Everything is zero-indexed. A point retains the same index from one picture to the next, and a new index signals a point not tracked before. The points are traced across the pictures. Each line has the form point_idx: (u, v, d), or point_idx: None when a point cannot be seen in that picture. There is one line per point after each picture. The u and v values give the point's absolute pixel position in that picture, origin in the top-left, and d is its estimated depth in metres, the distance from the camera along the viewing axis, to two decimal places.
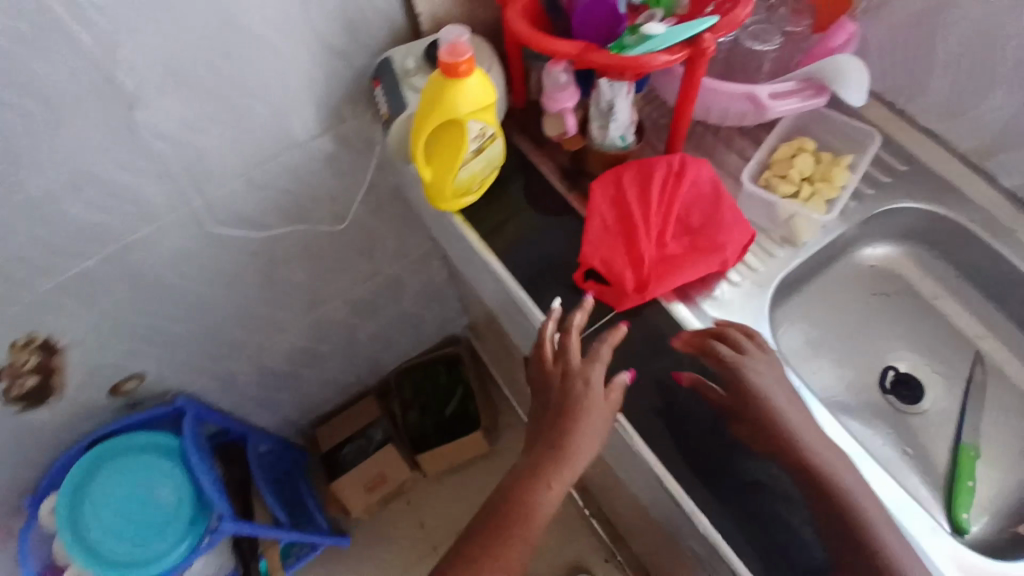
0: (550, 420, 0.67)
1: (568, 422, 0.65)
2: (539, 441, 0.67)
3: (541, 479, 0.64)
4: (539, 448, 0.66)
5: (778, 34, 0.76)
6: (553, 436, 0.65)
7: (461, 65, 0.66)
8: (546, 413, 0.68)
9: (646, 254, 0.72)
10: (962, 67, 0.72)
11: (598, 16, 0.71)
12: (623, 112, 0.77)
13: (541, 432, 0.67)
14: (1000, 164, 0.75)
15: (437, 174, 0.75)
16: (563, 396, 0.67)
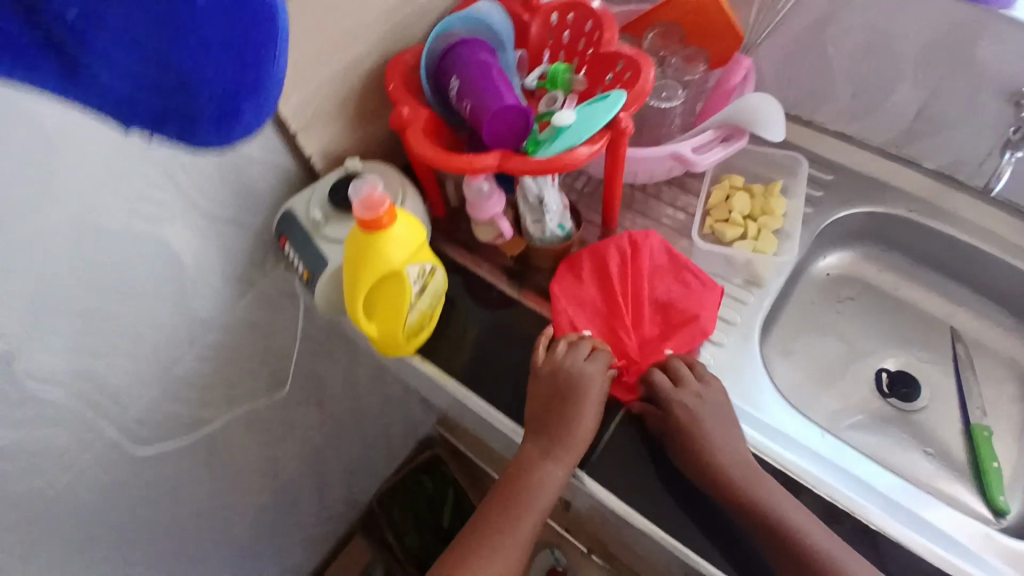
0: (549, 402, 0.64)
1: (571, 403, 0.63)
2: (540, 422, 0.64)
3: (550, 460, 0.62)
4: (540, 428, 0.63)
5: (679, 86, 0.76)
6: (557, 419, 0.63)
7: (383, 214, 0.59)
8: (544, 395, 0.65)
9: (628, 350, 0.69)
10: (861, 73, 0.74)
11: (507, 124, 0.67)
12: (554, 203, 0.74)
13: (540, 412, 0.64)
14: (917, 150, 0.78)
15: (385, 328, 0.66)
16: (562, 377, 0.64)
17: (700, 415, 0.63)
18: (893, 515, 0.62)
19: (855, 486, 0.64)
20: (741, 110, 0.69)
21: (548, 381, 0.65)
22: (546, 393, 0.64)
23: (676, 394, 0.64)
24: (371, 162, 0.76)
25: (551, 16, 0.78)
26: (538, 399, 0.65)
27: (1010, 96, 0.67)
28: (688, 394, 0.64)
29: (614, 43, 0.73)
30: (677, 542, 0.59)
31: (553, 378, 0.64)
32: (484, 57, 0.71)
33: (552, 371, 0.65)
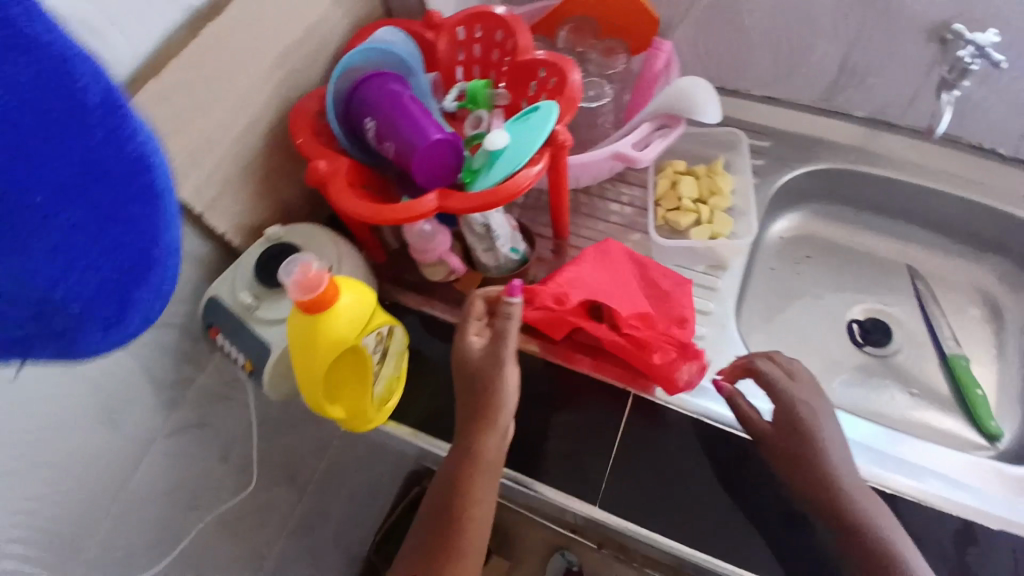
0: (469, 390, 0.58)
1: (490, 384, 0.57)
2: (466, 414, 0.58)
3: (480, 450, 0.56)
4: (466, 421, 0.58)
5: (605, 83, 0.76)
6: (480, 406, 0.57)
7: (324, 289, 0.53)
8: (465, 383, 0.59)
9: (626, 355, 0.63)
10: (778, 33, 0.74)
11: (438, 159, 0.62)
12: (503, 227, 0.69)
13: (464, 402, 0.59)
14: (846, 100, 0.78)
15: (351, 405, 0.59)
16: (478, 359, 0.59)
17: (820, 413, 0.58)
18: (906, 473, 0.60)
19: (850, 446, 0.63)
20: (675, 98, 0.68)
21: (465, 368, 0.59)
22: (462, 380, 0.59)
23: (796, 391, 0.58)
24: (296, 225, 0.69)
25: (457, 31, 0.72)
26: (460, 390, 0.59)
27: (931, 35, 0.67)
28: (812, 393, 0.59)
29: (531, 50, 0.69)
30: (703, 554, 0.55)
31: (470, 363, 0.59)
32: (395, 90, 0.65)
33: (467, 356, 0.59)
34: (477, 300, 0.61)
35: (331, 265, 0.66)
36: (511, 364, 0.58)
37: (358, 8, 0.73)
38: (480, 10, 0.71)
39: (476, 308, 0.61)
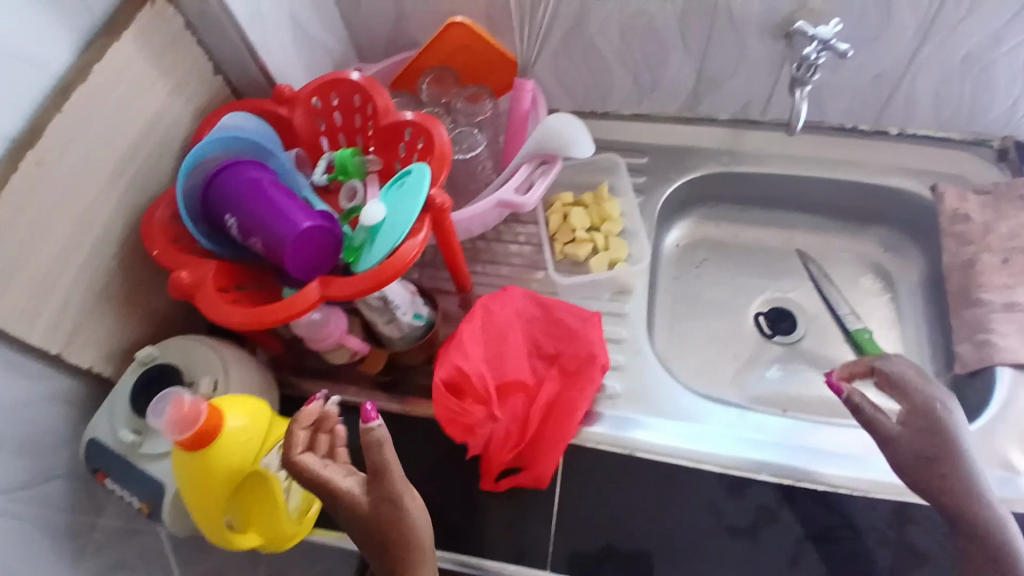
0: (372, 546, 0.46)
1: (396, 532, 0.45)
2: (380, 569, 0.46)
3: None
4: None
5: (474, 132, 0.74)
6: (393, 559, 0.45)
7: (205, 419, 0.50)
8: (360, 536, 0.46)
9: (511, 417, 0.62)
10: (636, 53, 0.75)
11: (311, 247, 0.58)
12: (400, 296, 0.66)
13: (369, 557, 0.47)
14: (709, 105, 0.80)
15: (264, 530, 0.54)
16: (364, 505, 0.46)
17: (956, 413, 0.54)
18: (833, 466, 0.62)
19: (777, 445, 0.64)
20: (546, 135, 0.68)
21: (353, 520, 0.46)
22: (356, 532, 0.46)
23: (931, 389, 0.55)
24: (175, 339, 0.63)
25: (312, 101, 0.69)
26: (359, 542, 0.47)
27: (777, 32, 0.69)
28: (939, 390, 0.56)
29: (392, 110, 0.66)
30: None
31: (358, 513, 0.46)
32: (254, 178, 0.61)
33: (347, 507, 0.46)
34: (298, 442, 0.48)
35: (217, 377, 0.61)
36: (411, 493, 0.46)
37: (200, 94, 0.68)
38: (332, 78, 0.68)
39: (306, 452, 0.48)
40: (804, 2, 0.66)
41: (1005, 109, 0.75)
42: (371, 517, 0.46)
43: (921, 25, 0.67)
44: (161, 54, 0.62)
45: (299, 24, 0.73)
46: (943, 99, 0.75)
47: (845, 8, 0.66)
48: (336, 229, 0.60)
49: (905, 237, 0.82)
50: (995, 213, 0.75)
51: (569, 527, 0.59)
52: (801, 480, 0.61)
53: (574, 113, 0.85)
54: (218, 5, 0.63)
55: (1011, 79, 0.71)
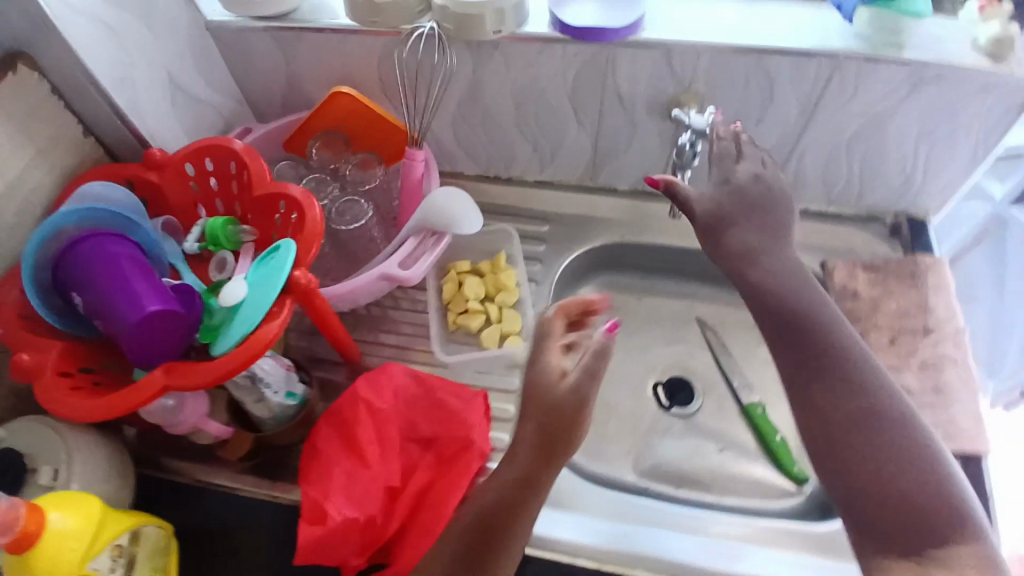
0: (558, 429, 0.50)
1: (564, 431, 0.50)
2: (516, 480, 0.49)
3: (503, 552, 0.48)
4: (500, 501, 0.49)
5: (363, 203, 0.72)
6: (538, 475, 0.50)
7: (22, 523, 0.49)
8: (524, 446, 0.50)
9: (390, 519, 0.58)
10: (532, 123, 0.75)
11: (160, 332, 0.55)
12: (271, 374, 0.63)
13: (506, 480, 0.50)
14: (607, 175, 0.80)
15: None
16: (581, 397, 0.50)
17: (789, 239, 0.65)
18: (704, 559, 0.60)
19: (658, 539, 0.62)
20: (430, 209, 0.66)
21: (563, 406, 0.49)
22: (545, 403, 0.50)
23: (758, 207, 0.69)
24: (23, 421, 0.60)
25: (186, 167, 0.66)
26: (520, 452, 0.50)
27: (664, 111, 0.70)
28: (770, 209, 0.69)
29: (268, 181, 0.64)
30: None
31: (570, 406, 0.49)
32: (110, 252, 0.58)
33: (552, 380, 0.51)
34: (557, 319, 0.54)
35: (59, 467, 0.59)
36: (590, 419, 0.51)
37: (68, 159, 0.64)
38: (204, 144, 0.66)
39: (555, 326, 0.54)
40: (688, 84, 0.67)
41: (897, 187, 0.75)
42: (568, 401, 0.49)
43: (804, 109, 0.68)
44: (23, 122, 0.59)
45: (180, 85, 0.71)
46: (831, 178, 0.76)
47: (729, 90, 0.67)
48: (189, 313, 0.57)
49: None
50: (885, 290, 0.75)
51: None
52: None
53: (478, 177, 0.84)
54: (82, 75, 0.60)
55: (897, 162, 0.72)
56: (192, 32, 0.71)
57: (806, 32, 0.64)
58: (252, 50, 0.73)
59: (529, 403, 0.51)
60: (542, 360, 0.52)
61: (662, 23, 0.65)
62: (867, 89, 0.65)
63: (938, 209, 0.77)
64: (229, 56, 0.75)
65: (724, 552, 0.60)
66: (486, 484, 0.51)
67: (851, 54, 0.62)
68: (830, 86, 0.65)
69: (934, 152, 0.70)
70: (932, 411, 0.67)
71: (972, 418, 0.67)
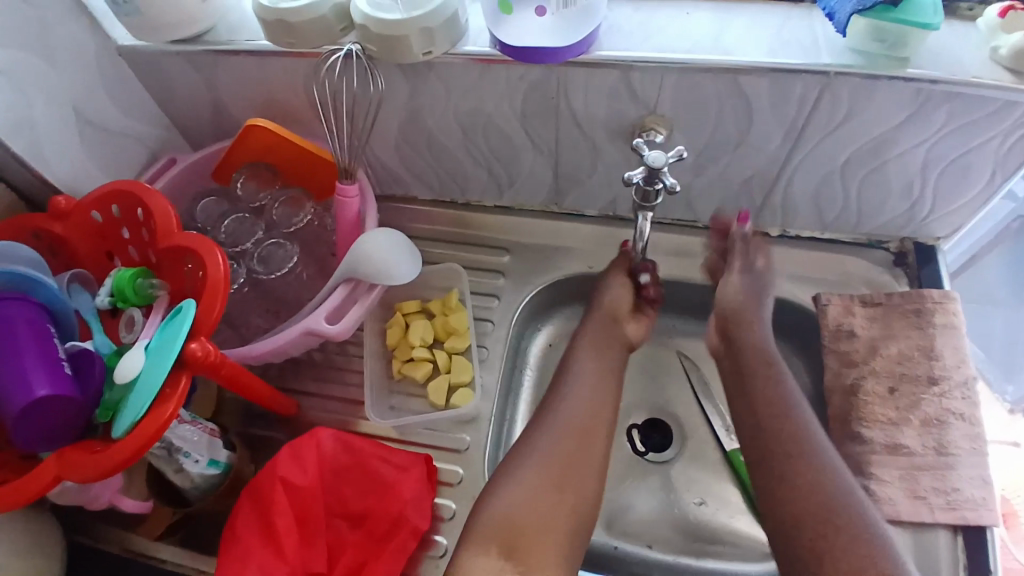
0: (609, 360, 0.66)
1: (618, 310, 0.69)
2: (592, 393, 0.63)
3: (598, 424, 0.61)
4: (575, 415, 0.61)
5: (288, 254, 0.66)
6: (607, 388, 0.64)
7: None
8: (589, 369, 0.65)
9: None
10: (483, 146, 0.67)
11: (49, 419, 0.51)
12: (191, 441, 0.57)
13: (577, 397, 0.62)
14: (574, 201, 0.72)
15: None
16: (624, 335, 0.69)
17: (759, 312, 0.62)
18: None
19: None
20: (361, 256, 0.59)
21: (615, 339, 0.68)
22: (605, 334, 0.68)
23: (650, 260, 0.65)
24: None
25: (92, 214, 0.61)
26: (585, 374, 0.64)
27: (630, 137, 0.62)
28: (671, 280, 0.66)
29: (173, 230, 0.58)
30: None
31: (617, 341, 0.68)
32: (3, 318, 0.52)
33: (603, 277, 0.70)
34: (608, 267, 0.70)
35: None
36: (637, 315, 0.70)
37: None
38: (112, 187, 0.60)
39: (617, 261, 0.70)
40: (653, 108, 0.58)
41: (902, 213, 0.66)
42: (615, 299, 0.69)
43: (787, 135, 0.59)
44: None
45: (88, 118, 0.64)
46: (824, 203, 0.66)
47: (700, 115, 0.58)
48: (81, 397, 0.53)
49: (792, 349, 0.74)
50: (884, 331, 0.66)
51: None
52: None
53: (434, 202, 0.77)
54: None
55: (901, 187, 0.62)
56: (98, 57, 0.63)
57: (792, 45, 0.55)
58: (167, 72, 0.66)
59: (591, 327, 0.68)
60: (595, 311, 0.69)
61: (622, 38, 0.56)
62: (866, 109, 0.55)
63: (950, 235, 0.68)
64: (146, 80, 0.68)
65: None
66: (559, 404, 0.62)
67: (842, 72, 0.52)
68: (818, 108, 0.56)
69: (944, 178, 0.60)
70: (932, 477, 0.59)
71: (981, 485, 0.58)
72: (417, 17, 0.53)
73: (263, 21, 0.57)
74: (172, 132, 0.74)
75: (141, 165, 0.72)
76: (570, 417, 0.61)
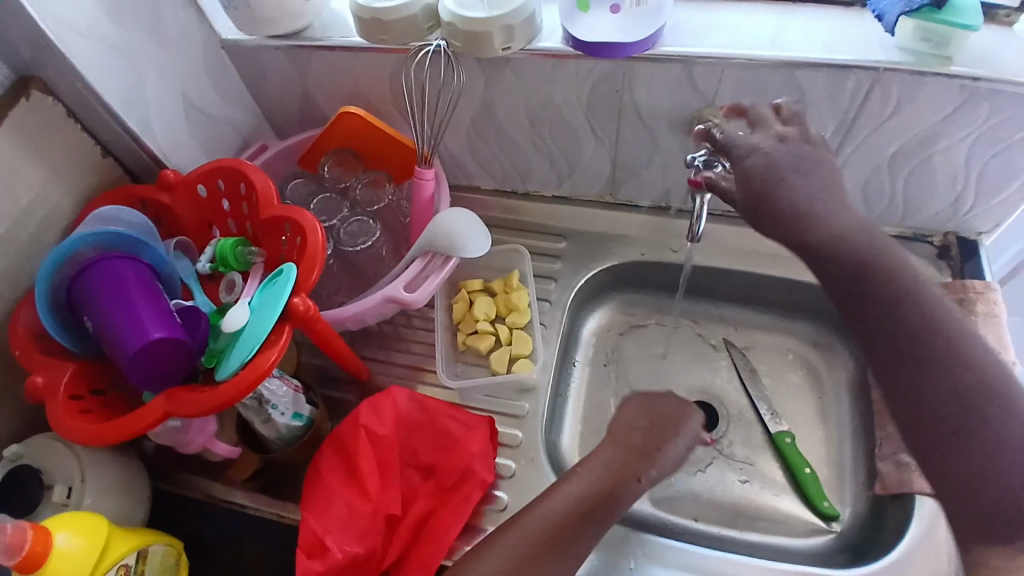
0: (609, 495, 0.56)
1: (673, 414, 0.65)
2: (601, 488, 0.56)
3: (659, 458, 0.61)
4: (531, 543, 0.51)
5: (371, 229, 0.73)
6: (581, 530, 0.53)
7: (31, 544, 0.48)
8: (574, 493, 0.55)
9: (390, 554, 0.56)
10: (546, 137, 0.72)
11: (159, 360, 0.56)
12: (279, 395, 0.62)
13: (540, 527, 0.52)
14: (628, 191, 0.77)
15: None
16: (636, 472, 0.59)
17: None
18: None
19: None
20: (439, 232, 0.65)
21: (623, 471, 0.58)
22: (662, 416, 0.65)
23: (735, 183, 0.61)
24: (36, 438, 0.59)
25: (197, 187, 0.68)
26: (565, 500, 0.54)
27: (687, 127, 0.66)
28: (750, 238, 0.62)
29: (272, 202, 0.65)
30: None
31: (625, 475, 0.58)
32: (118, 273, 0.58)
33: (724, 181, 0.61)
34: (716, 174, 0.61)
35: (73, 484, 0.58)
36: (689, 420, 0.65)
37: (85, 182, 0.65)
38: (215, 164, 0.66)
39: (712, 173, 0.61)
40: (711, 100, 0.63)
41: (945, 207, 0.69)
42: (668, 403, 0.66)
43: (839, 127, 0.63)
44: (38, 144, 0.59)
45: (193, 103, 0.71)
46: (872, 195, 0.70)
47: (754, 106, 0.63)
48: (187, 343, 0.58)
49: (836, 338, 0.77)
50: None
51: None
52: None
53: (496, 192, 0.82)
54: (92, 97, 0.61)
55: (946, 180, 0.66)
56: (205, 50, 0.71)
57: (844, 43, 0.59)
58: (262, 65, 0.73)
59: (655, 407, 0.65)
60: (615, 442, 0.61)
61: (682, 35, 0.61)
62: (913, 103, 0.59)
63: (992, 230, 0.71)
64: (244, 72, 0.75)
65: None
66: (520, 526, 0.52)
67: (892, 68, 0.57)
68: (869, 100, 0.60)
69: (987, 170, 0.64)
70: None
71: None
72: (499, 15, 0.59)
73: (359, 18, 0.64)
74: (261, 123, 0.82)
75: (234, 149, 0.79)
76: (633, 443, 0.61)
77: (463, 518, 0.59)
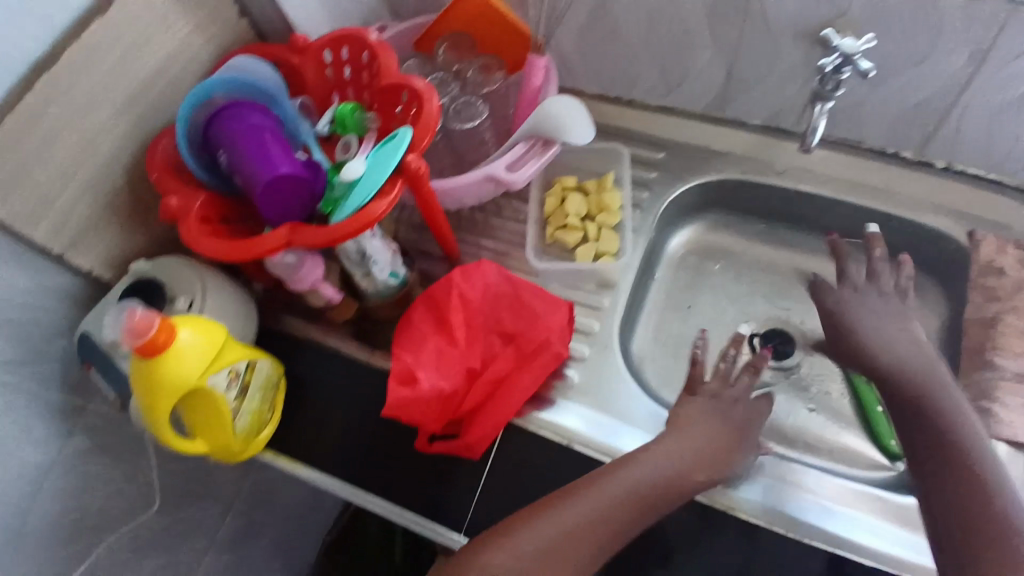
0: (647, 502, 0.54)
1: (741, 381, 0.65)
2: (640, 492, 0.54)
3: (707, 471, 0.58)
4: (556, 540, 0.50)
5: (478, 105, 0.75)
6: (609, 536, 0.52)
7: (158, 331, 0.54)
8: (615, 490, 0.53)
9: (468, 405, 0.61)
10: (660, 40, 0.71)
11: (282, 197, 0.62)
12: (380, 253, 0.66)
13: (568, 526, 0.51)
14: (737, 108, 0.76)
15: (214, 440, 0.59)
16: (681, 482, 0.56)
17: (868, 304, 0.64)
18: (798, 508, 0.60)
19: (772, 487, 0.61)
20: (546, 116, 0.66)
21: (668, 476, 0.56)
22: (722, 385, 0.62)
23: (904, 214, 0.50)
24: (163, 257, 0.66)
25: (324, 53, 0.71)
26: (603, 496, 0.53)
27: (813, 39, 0.64)
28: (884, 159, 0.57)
29: (392, 70, 0.67)
30: None
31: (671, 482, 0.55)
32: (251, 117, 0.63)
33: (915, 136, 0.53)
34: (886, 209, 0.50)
35: (194, 298, 0.64)
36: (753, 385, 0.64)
37: (224, 35, 0.70)
38: (342, 31, 0.70)
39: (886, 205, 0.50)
40: (844, 10, 0.61)
41: None
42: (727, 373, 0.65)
43: (973, 57, 0.60)
44: None
45: None
46: (998, 136, 0.66)
47: (889, 22, 0.60)
48: (307, 187, 0.63)
49: (930, 285, 0.76)
50: None
51: (496, 492, 0.59)
52: (775, 525, 0.58)
53: (601, 98, 0.83)
54: None
55: None
56: None
57: None
58: None
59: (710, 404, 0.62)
60: (696, 418, 0.62)
61: None
62: None
63: None
64: None
65: (815, 507, 0.60)
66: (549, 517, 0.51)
67: None
68: (1011, 27, 0.56)
69: None
70: None
71: None
72: None
73: None
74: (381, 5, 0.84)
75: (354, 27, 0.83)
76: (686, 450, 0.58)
77: (536, 383, 0.63)
